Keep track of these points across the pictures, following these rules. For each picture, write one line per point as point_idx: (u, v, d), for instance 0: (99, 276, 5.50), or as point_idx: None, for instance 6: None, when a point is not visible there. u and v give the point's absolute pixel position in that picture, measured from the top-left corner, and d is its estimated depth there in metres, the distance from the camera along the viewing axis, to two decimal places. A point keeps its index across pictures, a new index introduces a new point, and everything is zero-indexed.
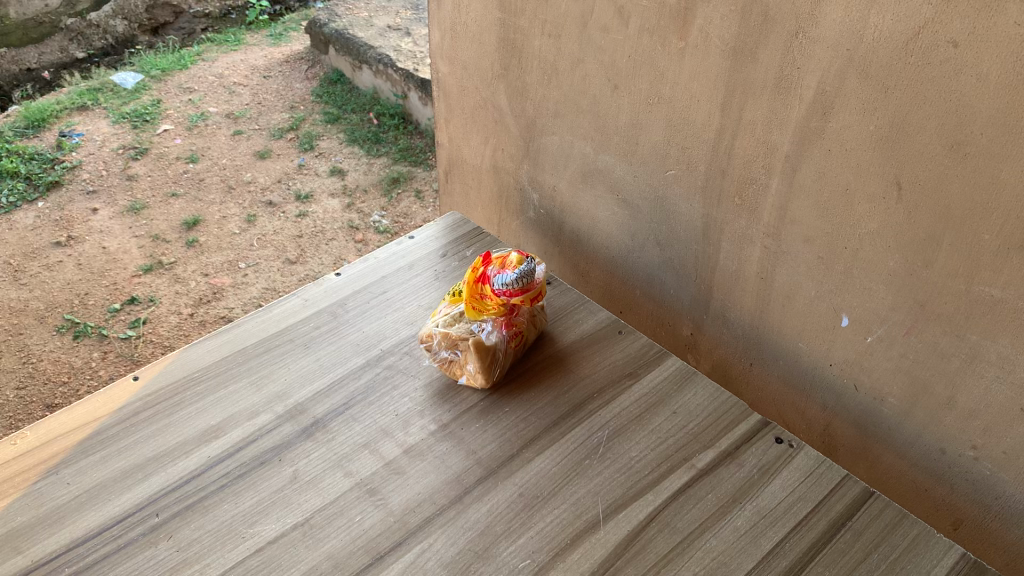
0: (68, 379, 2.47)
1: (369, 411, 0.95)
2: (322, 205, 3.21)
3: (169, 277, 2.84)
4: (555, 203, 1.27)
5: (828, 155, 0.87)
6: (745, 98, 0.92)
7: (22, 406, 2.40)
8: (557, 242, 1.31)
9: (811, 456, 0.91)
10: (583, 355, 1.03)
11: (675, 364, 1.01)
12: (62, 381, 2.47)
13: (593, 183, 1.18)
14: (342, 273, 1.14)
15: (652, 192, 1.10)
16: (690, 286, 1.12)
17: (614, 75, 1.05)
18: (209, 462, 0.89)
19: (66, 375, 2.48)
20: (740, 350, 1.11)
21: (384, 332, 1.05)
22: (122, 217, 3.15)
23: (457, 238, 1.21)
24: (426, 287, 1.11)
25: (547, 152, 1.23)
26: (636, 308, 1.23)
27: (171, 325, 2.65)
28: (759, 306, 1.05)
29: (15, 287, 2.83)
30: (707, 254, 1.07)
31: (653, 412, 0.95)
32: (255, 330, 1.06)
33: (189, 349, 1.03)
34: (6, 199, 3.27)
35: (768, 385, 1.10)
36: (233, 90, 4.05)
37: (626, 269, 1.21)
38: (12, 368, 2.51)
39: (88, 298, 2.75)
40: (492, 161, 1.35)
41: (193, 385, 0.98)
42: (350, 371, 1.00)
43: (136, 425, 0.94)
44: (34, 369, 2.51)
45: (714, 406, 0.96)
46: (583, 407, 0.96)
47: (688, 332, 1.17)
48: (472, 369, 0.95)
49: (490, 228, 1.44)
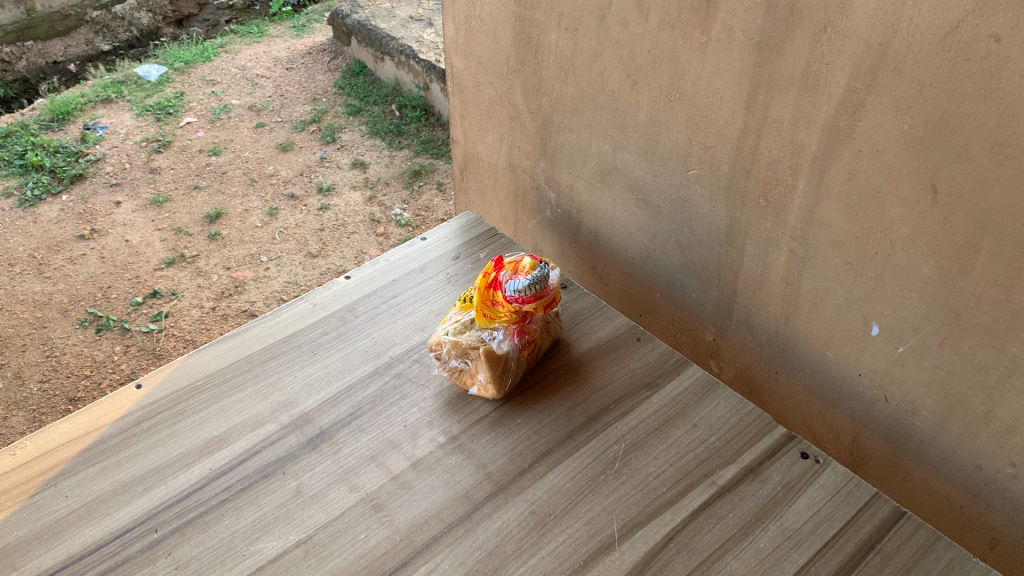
0: (91, 373, 2.47)
1: (377, 422, 0.91)
2: (344, 198, 3.18)
3: (191, 271, 2.83)
4: (572, 203, 1.22)
5: (858, 155, 0.82)
6: (771, 95, 0.87)
7: (46, 399, 2.41)
8: (574, 243, 1.27)
9: (839, 473, 0.86)
10: (600, 363, 0.99)
11: (695, 374, 0.97)
12: (84, 375, 2.47)
13: (611, 182, 1.13)
14: (352, 277, 1.10)
15: (673, 192, 1.05)
16: (712, 291, 1.08)
17: (633, 71, 1.01)
18: (211, 475, 0.87)
19: (89, 369, 2.47)
20: (765, 358, 1.06)
21: (393, 339, 1.01)
22: (145, 211, 3.15)
23: (472, 239, 1.17)
24: (438, 291, 1.08)
25: (564, 150, 1.19)
26: (656, 313, 1.18)
27: (193, 319, 2.64)
28: (785, 312, 1.00)
29: (39, 281, 2.83)
30: (731, 257, 1.03)
31: (672, 425, 0.91)
32: (262, 335, 1.02)
33: (194, 355, 1.00)
34: (31, 192, 3.27)
35: (794, 394, 1.05)
36: (255, 82, 4.04)
37: (645, 271, 1.16)
38: (36, 362, 2.51)
39: (110, 292, 2.75)
40: (508, 158, 1.31)
41: (196, 393, 0.95)
42: (358, 379, 0.96)
43: (138, 435, 0.91)
44: (58, 362, 2.51)
45: (736, 419, 0.92)
46: (599, 419, 0.91)
47: (711, 338, 1.12)
48: (483, 378, 0.92)
49: (507, 228, 1.40)
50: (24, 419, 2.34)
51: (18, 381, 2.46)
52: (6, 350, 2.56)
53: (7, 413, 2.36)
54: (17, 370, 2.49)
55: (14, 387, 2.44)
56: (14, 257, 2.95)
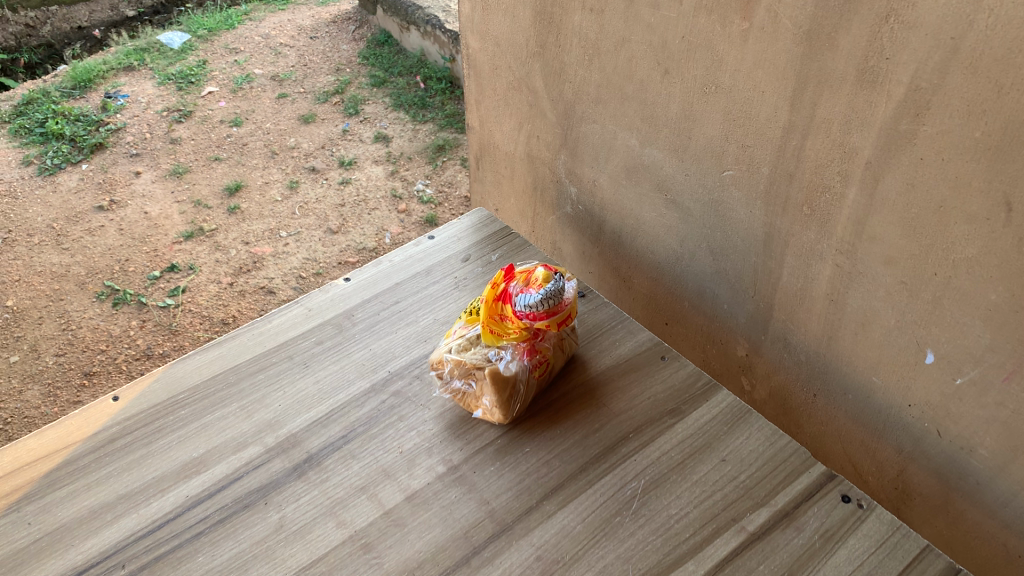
0: (106, 348, 2.41)
1: (370, 447, 0.83)
2: (366, 172, 3.09)
3: (210, 245, 2.76)
4: (594, 199, 1.12)
5: (920, 163, 0.71)
6: (820, 91, 0.76)
7: (62, 373, 2.36)
8: (596, 242, 1.17)
9: (885, 521, 0.76)
10: (619, 385, 0.89)
11: (725, 399, 0.87)
12: (100, 350, 2.41)
13: (637, 179, 1.03)
14: (351, 280, 1.02)
15: (705, 194, 0.95)
16: (746, 303, 0.97)
17: (664, 59, 0.90)
18: (186, 503, 0.79)
19: (105, 344, 2.42)
20: (802, 379, 0.96)
21: (393, 351, 0.92)
22: (165, 182, 3.08)
23: (483, 239, 1.08)
24: (444, 297, 0.99)
25: (586, 142, 1.08)
26: (683, 323, 1.08)
27: (210, 295, 2.57)
28: (827, 332, 0.90)
29: (56, 252, 2.78)
30: (768, 268, 0.92)
31: (698, 459, 0.82)
32: (250, 344, 0.94)
33: (177, 364, 0.92)
34: (51, 161, 3.22)
35: (833, 420, 0.95)
36: (279, 51, 3.95)
37: (672, 277, 1.06)
38: (52, 335, 2.46)
39: (128, 265, 2.68)
40: (527, 148, 1.21)
41: (176, 408, 0.87)
42: (353, 397, 0.88)
43: (110, 455, 0.83)
44: (74, 336, 2.46)
45: (769, 454, 0.82)
46: (616, 450, 0.82)
47: (743, 353, 1.02)
48: (489, 402, 0.83)
49: (525, 222, 1.30)
50: (38, 395, 2.29)
51: (34, 355, 2.41)
52: (22, 323, 2.51)
53: (22, 386, 2.32)
54: (33, 344, 2.45)
55: (30, 361, 2.39)
56: (32, 228, 2.90)
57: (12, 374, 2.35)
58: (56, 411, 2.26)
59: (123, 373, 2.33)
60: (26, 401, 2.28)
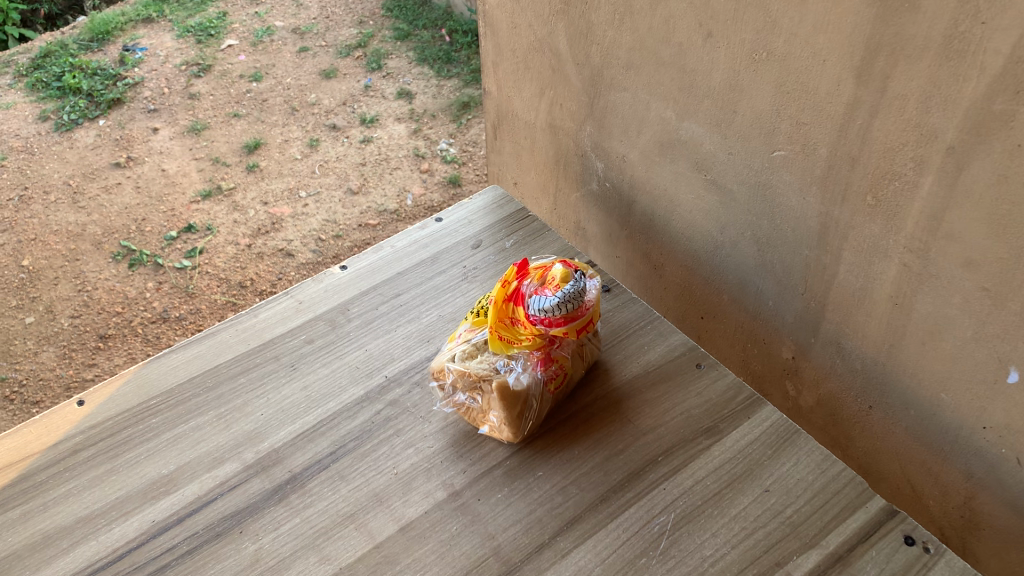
0: (123, 310, 2.26)
1: (362, 467, 0.73)
2: (388, 130, 2.85)
3: (228, 206, 2.56)
4: (623, 176, 0.99)
5: (1015, 151, 0.58)
6: (894, 61, 0.63)
7: (77, 336, 2.22)
8: (623, 224, 1.04)
9: (956, 569, 0.65)
10: (647, 398, 0.78)
11: (768, 417, 0.76)
12: (116, 312, 2.26)
13: (671, 156, 0.90)
14: (348, 268, 0.91)
15: (750, 176, 0.82)
16: (794, 301, 0.85)
17: (706, 19, 0.77)
18: (152, 530, 0.70)
19: (120, 306, 2.27)
20: (856, 390, 0.84)
21: (391, 353, 0.82)
22: (182, 138, 2.87)
23: (498, 223, 0.96)
24: (451, 290, 0.88)
25: (614, 113, 0.95)
26: (721, 318, 0.96)
27: (228, 257, 2.40)
28: (889, 340, 0.77)
29: (72, 211, 2.59)
30: (822, 264, 0.80)
31: (737, 489, 0.71)
32: (233, 340, 0.84)
33: (151, 363, 0.83)
34: (67, 116, 3.02)
35: (889, 436, 0.83)
36: (300, 3, 3.75)
37: (709, 268, 0.94)
38: (67, 296, 2.31)
39: (145, 224, 2.50)
40: (549, 117, 1.08)
41: (146, 417, 0.78)
42: (345, 406, 0.77)
43: (71, 470, 0.74)
44: (89, 297, 2.30)
45: (819, 485, 0.71)
46: (642, 477, 0.72)
47: (788, 356, 0.90)
48: (496, 419, 0.72)
49: (546, 199, 1.18)
50: (53, 357, 2.16)
51: (49, 316, 2.27)
52: (38, 283, 2.37)
53: (37, 348, 2.19)
54: (48, 305, 2.30)
55: (45, 322, 2.25)
56: (48, 184, 2.71)
57: (27, 335, 2.22)
58: (72, 374, 2.14)
59: (139, 337, 2.20)
60: (41, 363, 2.16)
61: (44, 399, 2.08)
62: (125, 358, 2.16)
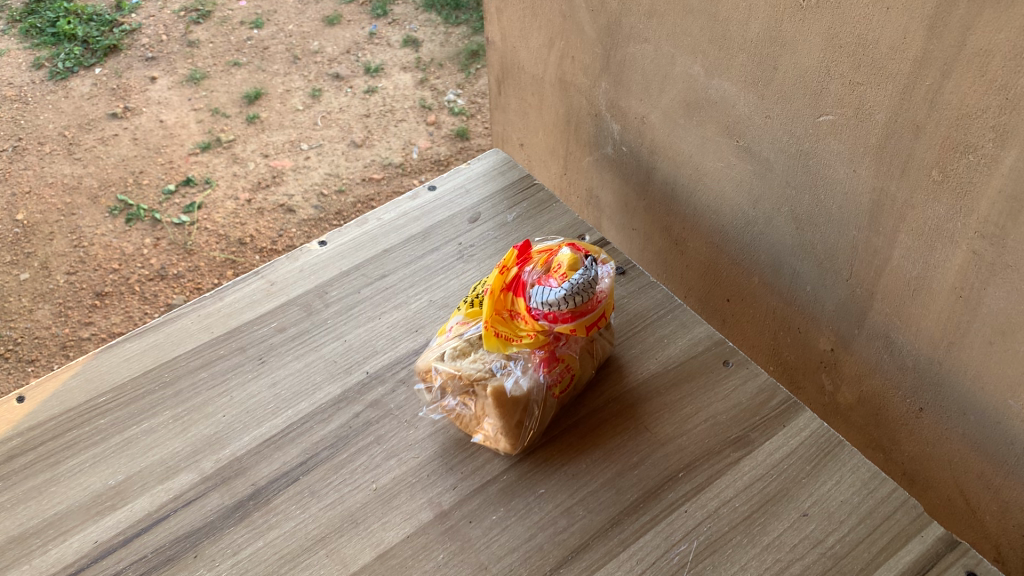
0: (120, 268, 1.87)
1: (335, 481, 0.63)
2: (392, 80, 2.30)
3: (228, 158, 2.09)
4: (642, 140, 0.87)
5: None
6: (980, 7, 0.51)
7: (73, 294, 1.84)
8: (641, 193, 0.92)
9: None
10: (666, 401, 0.68)
11: (807, 426, 0.66)
12: (112, 269, 1.87)
13: (697, 118, 0.78)
14: (328, 244, 0.80)
15: (793, 144, 0.70)
16: (836, 288, 0.74)
17: None
18: (94, 553, 0.60)
19: (116, 263, 1.87)
20: (905, 388, 0.73)
21: (374, 345, 0.72)
22: (182, 88, 2.29)
23: (500, 193, 0.85)
24: (445, 273, 0.77)
25: (633, 67, 0.83)
26: (750, 301, 0.85)
27: (227, 212, 1.97)
28: (949, 338, 0.66)
29: (67, 161, 2.11)
30: (873, 247, 0.68)
31: (771, 512, 0.61)
32: (194, 329, 0.74)
33: (102, 354, 0.72)
34: (62, 63, 2.41)
35: (941, 442, 0.72)
36: None
37: (738, 246, 0.82)
38: (62, 252, 1.90)
39: (142, 177, 2.04)
40: (559, 71, 0.94)
41: (94, 417, 0.68)
42: (320, 407, 0.68)
43: (6, 480, 0.65)
44: (85, 253, 1.89)
45: (866, 509, 0.61)
46: (659, 498, 0.62)
47: (826, 347, 0.79)
48: (492, 427, 0.63)
49: (557, 163, 1.05)
50: (48, 315, 1.80)
51: (44, 272, 1.88)
52: (33, 239, 1.94)
53: (31, 306, 1.82)
54: (44, 260, 1.90)
55: (39, 280, 1.86)
56: (43, 134, 2.20)
57: (20, 292, 1.84)
58: (67, 333, 1.78)
59: (136, 295, 1.81)
60: (36, 322, 1.80)
61: (38, 360, 1.72)
62: (122, 319, 1.78)
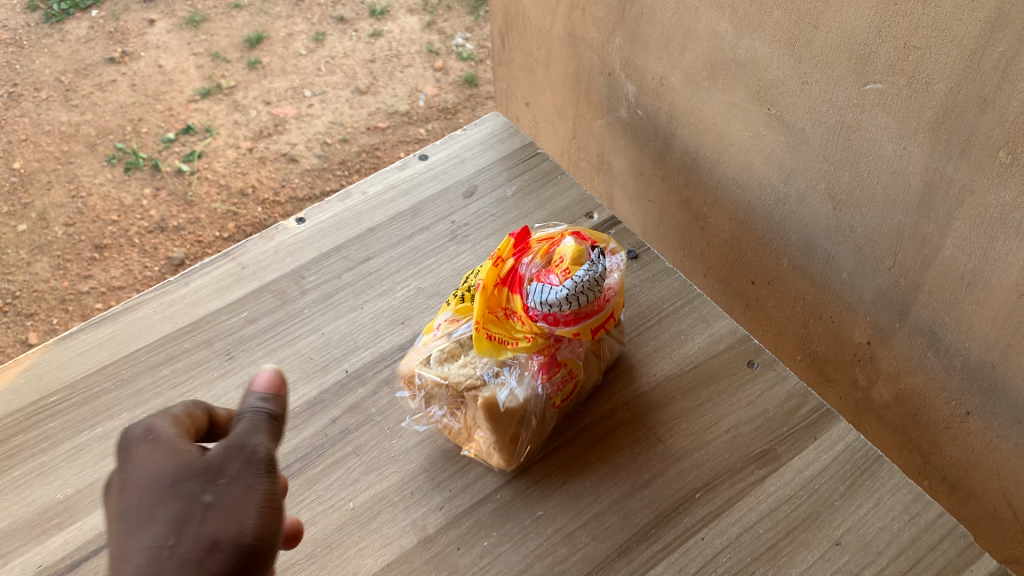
0: (119, 220, 1.73)
1: (310, 498, 0.56)
2: (399, 23, 2.15)
3: (228, 104, 1.94)
4: (659, 103, 0.78)
5: None
6: None
7: (71, 247, 1.70)
8: (658, 162, 0.83)
9: None
10: (682, 408, 0.60)
11: (840, 439, 0.58)
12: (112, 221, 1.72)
13: (722, 81, 0.69)
14: (306, 222, 0.72)
15: (834, 114, 0.61)
16: (876, 276, 0.65)
17: None
18: None
19: (115, 215, 1.72)
20: (952, 391, 0.65)
21: (356, 339, 0.64)
22: (181, 31, 2.13)
23: (498, 165, 0.77)
24: (437, 256, 0.69)
25: (650, 22, 0.73)
26: (777, 285, 0.76)
27: (228, 161, 1.82)
28: (1006, 340, 0.58)
29: (63, 109, 1.96)
30: (924, 234, 0.59)
31: (799, 541, 0.53)
32: (155, 318, 0.66)
33: (55, 348, 0.65)
34: (57, 5, 2.22)
35: (991, 452, 0.64)
36: None
37: (765, 224, 0.74)
38: (62, 203, 1.76)
39: (141, 124, 1.90)
40: (568, 24, 0.85)
41: (44, 419, 0.61)
42: (294, 412, 0.60)
43: None
44: (84, 205, 1.76)
45: (908, 537, 0.53)
46: (673, 522, 0.54)
47: (862, 341, 0.70)
48: (484, 440, 0.56)
49: (566, 125, 0.95)
50: (46, 268, 1.66)
51: (42, 223, 1.73)
52: (30, 188, 1.80)
53: (29, 259, 1.68)
54: (40, 212, 1.75)
55: (36, 232, 1.73)
56: (38, 81, 2.04)
57: (18, 245, 1.71)
58: (68, 287, 1.64)
59: (134, 248, 1.67)
60: (36, 275, 1.66)
61: (36, 314, 1.61)
62: (122, 272, 1.65)
